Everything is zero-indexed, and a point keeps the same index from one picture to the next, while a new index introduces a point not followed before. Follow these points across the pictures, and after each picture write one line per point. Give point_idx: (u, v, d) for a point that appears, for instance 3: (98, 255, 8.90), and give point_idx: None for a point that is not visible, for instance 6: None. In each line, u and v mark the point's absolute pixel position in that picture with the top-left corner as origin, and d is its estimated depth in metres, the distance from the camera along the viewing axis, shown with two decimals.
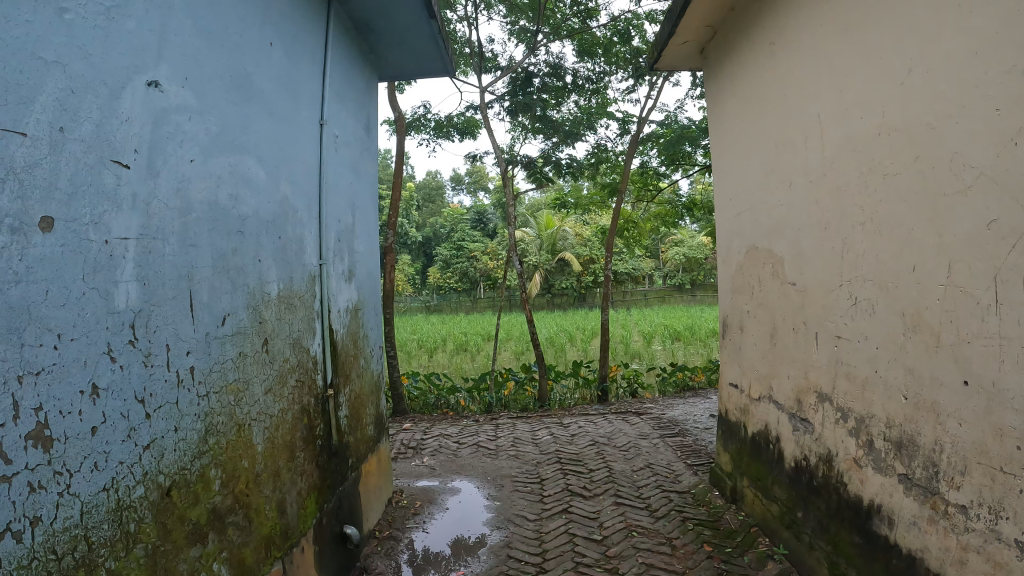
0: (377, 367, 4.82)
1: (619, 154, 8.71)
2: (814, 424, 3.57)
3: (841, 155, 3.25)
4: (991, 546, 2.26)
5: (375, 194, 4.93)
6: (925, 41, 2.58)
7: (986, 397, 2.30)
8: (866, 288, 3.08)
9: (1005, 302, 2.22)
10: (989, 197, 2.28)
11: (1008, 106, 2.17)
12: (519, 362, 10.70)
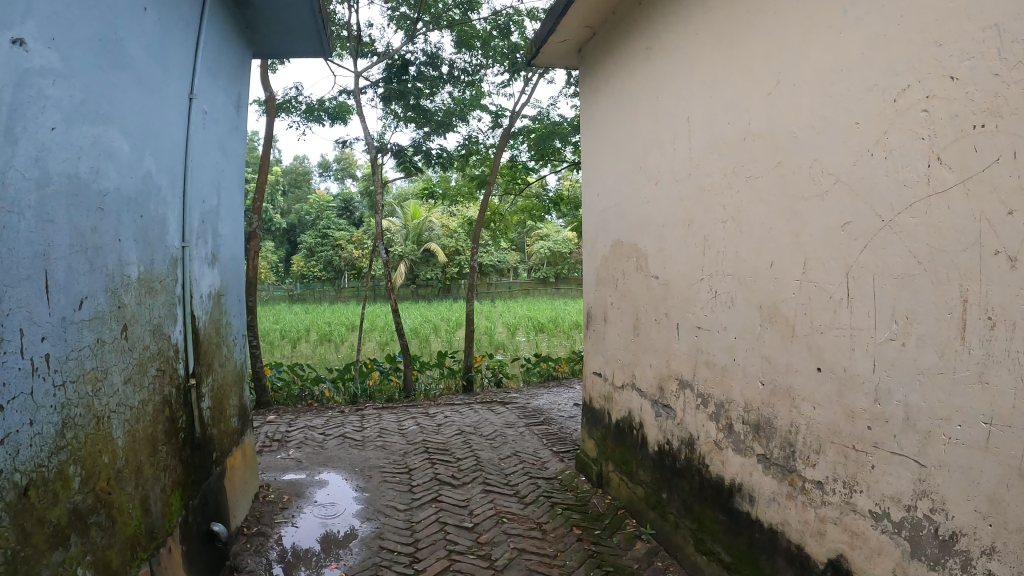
0: (239, 356, 4.60)
1: (489, 147, 8.73)
2: (677, 409, 3.79)
3: (708, 157, 3.46)
4: (848, 517, 2.50)
5: (243, 175, 4.71)
6: (792, 56, 2.81)
7: (838, 382, 2.55)
8: (725, 282, 3.32)
9: (857, 296, 2.45)
10: (843, 202, 2.51)
11: (866, 119, 2.39)
12: (385, 352, 10.56)
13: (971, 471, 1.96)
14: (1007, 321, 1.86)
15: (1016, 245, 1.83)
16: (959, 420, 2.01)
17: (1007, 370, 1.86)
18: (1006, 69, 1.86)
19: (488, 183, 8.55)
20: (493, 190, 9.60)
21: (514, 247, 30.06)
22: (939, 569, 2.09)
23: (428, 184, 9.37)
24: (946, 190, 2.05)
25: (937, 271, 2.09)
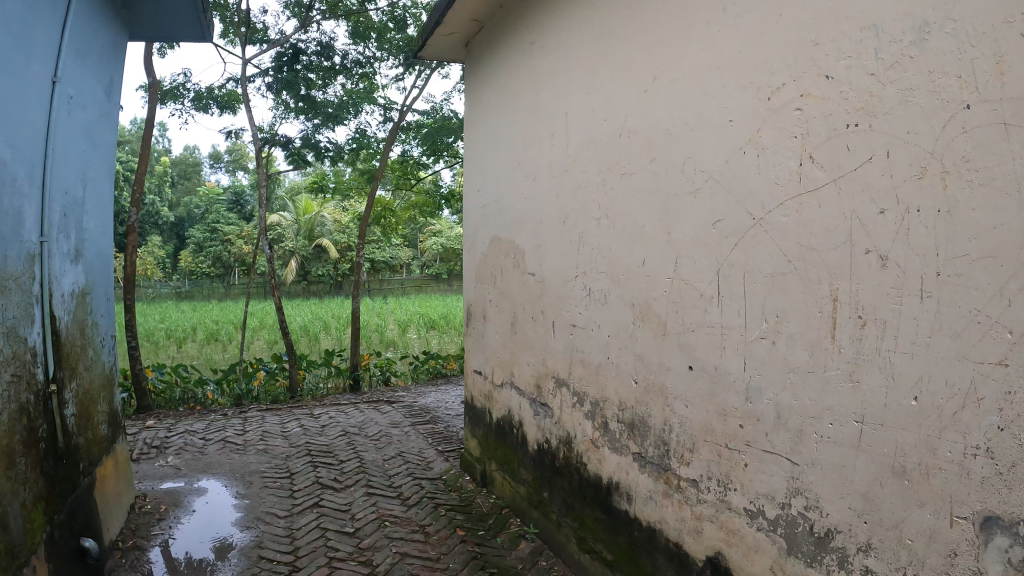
0: (108, 359, 4.32)
1: (380, 141, 8.55)
2: (554, 408, 3.85)
3: (585, 153, 3.52)
4: (723, 515, 2.59)
5: (112, 164, 4.42)
6: (667, 57, 2.88)
7: (709, 380, 2.66)
8: (599, 280, 3.40)
9: (729, 295, 2.55)
10: (715, 200, 2.61)
11: (740, 119, 2.48)
12: (273, 352, 10.22)
13: (845, 470, 2.08)
14: (877, 320, 1.98)
15: (887, 246, 1.94)
16: (831, 418, 2.13)
17: (877, 368, 1.98)
18: (882, 69, 1.94)
19: (379, 178, 8.45)
20: (383, 184, 9.46)
21: (410, 242, 29.74)
22: (815, 566, 2.19)
23: (321, 178, 9.16)
24: (818, 188, 2.15)
25: (808, 271, 2.20)
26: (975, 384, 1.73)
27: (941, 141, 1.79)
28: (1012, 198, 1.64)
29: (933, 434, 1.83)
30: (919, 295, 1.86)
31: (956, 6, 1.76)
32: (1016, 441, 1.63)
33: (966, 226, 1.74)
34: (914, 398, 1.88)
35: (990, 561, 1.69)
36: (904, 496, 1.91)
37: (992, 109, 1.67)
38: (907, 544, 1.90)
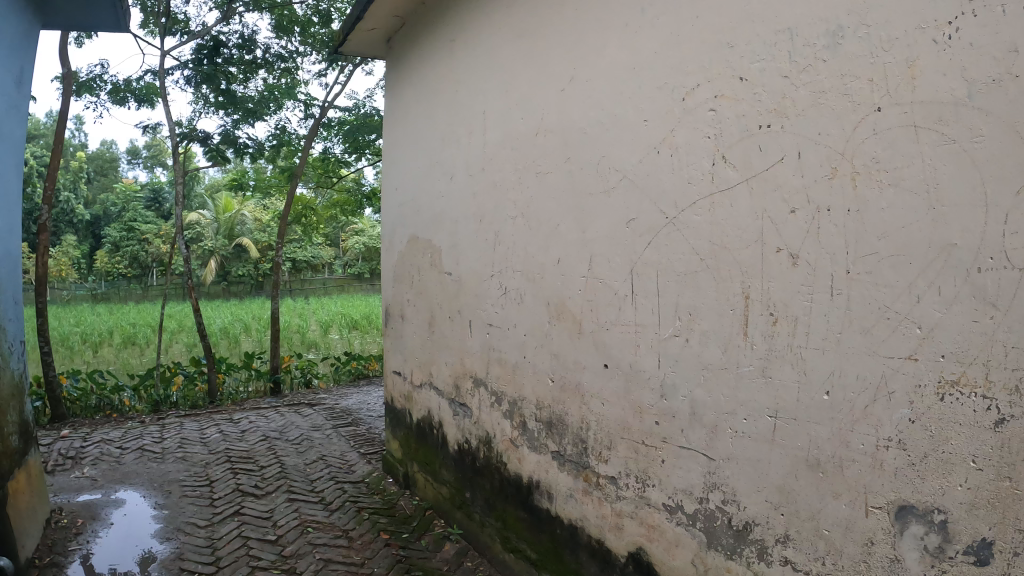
0: (16, 366, 4.07)
1: (302, 138, 8.35)
2: (473, 409, 3.84)
3: (501, 151, 3.50)
4: (643, 511, 2.62)
5: (18, 159, 4.16)
6: (583, 57, 2.88)
7: (624, 377, 2.69)
8: (514, 279, 3.40)
9: (642, 293, 2.58)
10: (629, 199, 2.64)
11: (656, 118, 2.50)
12: (191, 355, 9.90)
13: (761, 464, 2.13)
14: (788, 317, 2.04)
15: (798, 246, 2.00)
16: (745, 414, 2.18)
17: (789, 364, 2.04)
18: (797, 72, 1.99)
19: (297, 175, 8.27)
20: (305, 182, 9.25)
21: (330, 242, 29.32)
22: (735, 558, 2.23)
23: (239, 174, 8.81)
24: (730, 188, 2.20)
25: (720, 268, 2.25)
26: (886, 378, 1.79)
27: (852, 142, 1.85)
28: (920, 198, 1.70)
29: (846, 428, 1.89)
30: (830, 292, 1.92)
31: (869, 12, 1.80)
32: (927, 433, 1.70)
33: (875, 225, 1.80)
34: (826, 393, 1.94)
35: (906, 549, 1.76)
36: (819, 488, 1.97)
37: (902, 112, 1.73)
38: (824, 535, 1.96)
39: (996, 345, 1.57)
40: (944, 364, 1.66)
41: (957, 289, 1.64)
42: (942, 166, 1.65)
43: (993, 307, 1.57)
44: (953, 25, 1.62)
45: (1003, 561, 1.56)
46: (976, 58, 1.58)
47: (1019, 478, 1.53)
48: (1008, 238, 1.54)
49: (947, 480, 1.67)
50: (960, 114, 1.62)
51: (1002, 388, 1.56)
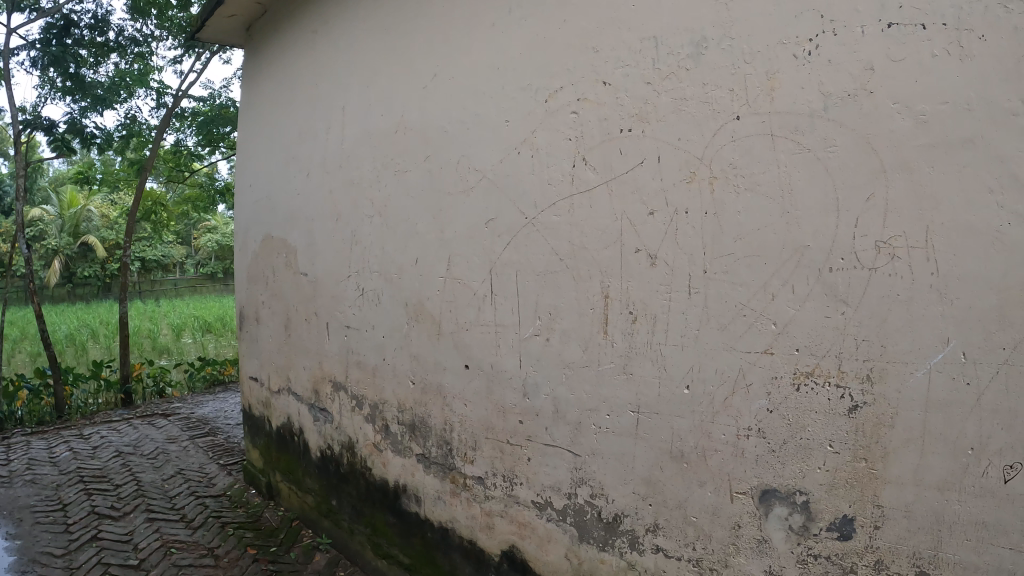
0: None
1: (151, 128, 7.90)
2: (333, 415, 3.61)
3: (358, 148, 3.27)
4: (513, 509, 2.54)
5: None
6: (446, 53, 2.75)
7: (486, 377, 2.61)
8: (371, 278, 3.22)
9: (502, 292, 2.52)
10: (488, 196, 2.56)
11: (518, 119, 2.43)
12: (31, 367, 9.10)
13: (625, 458, 2.14)
14: (647, 315, 2.05)
15: (656, 246, 2.02)
16: (609, 410, 2.18)
17: (649, 361, 2.06)
18: (659, 79, 2.00)
19: (147, 168, 7.80)
20: (155, 175, 8.70)
21: (181, 240, 27.79)
22: (608, 550, 2.21)
23: (84, 166, 8.07)
24: (589, 190, 2.19)
25: (579, 268, 2.24)
26: (743, 372, 1.86)
27: (710, 148, 1.89)
28: (775, 203, 1.78)
29: (707, 420, 1.94)
30: (687, 291, 1.96)
31: (733, 25, 1.84)
32: (785, 421, 1.79)
33: (731, 227, 1.86)
34: (687, 387, 1.98)
35: (772, 530, 1.83)
36: (684, 478, 2.00)
37: (760, 122, 1.80)
38: (692, 522, 1.99)
39: (848, 339, 1.68)
40: (799, 356, 1.76)
41: (810, 287, 1.73)
42: (796, 172, 1.74)
43: (844, 303, 1.68)
44: (813, 42, 1.70)
45: (865, 535, 1.68)
46: (834, 74, 1.67)
47: (873, 458, 1.66)
48: (857, 241, 1.66)
49: (807, 464, 1.76)
50: (815, 125, 1.71)
51: (854, 377, 1.68)
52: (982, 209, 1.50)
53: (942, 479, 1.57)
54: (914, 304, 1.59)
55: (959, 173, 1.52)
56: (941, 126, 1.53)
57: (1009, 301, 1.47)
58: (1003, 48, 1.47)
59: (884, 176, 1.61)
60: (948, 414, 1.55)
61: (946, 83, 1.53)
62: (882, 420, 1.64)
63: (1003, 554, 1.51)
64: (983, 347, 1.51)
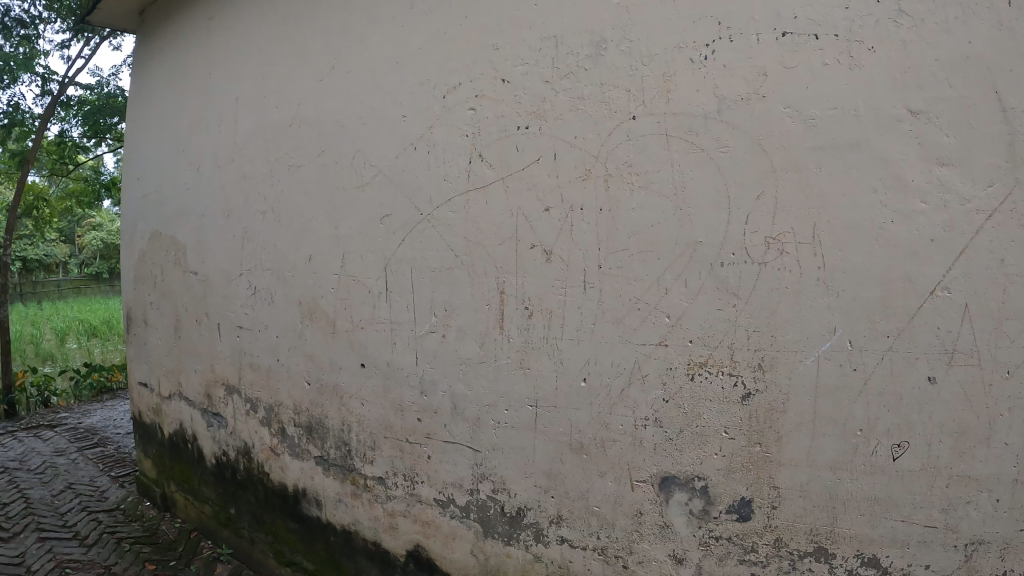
0: None
1: (34, 116, 7.42)
2: (228, 419, 3.26)
3: (252, 141, 2.99)
4: (416, 508, 2.43)
5: None
6: (343, 45, 2.57)
7: (383, 376, 2.47)
8: (263, 277, 2.95)
9: (397, 289, 2.41)
10: (383, 191, 2.42)
11: (416, 115, 2.32)
12: None
13: (525, 451, 2.11)
14: (543, 309, 2.04)
15: (551, 242, 2.01)
16: (507, 404, 2.14)
17: (546, 355, 2.05)
18: (559, 78, 1.98)
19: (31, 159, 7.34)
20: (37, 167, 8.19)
21: (65, 238, 26.20)
22: (513, 543, 2.17)
23: None
24: (484, 186, 2.14)
25: (474, 264, 2.19)
26: (639, 363, 1.89)
27: (605, 146, 1.90)
28: (669, 200, 1.81)
29: (604, 411, 1.96)
30: (582, 285, 1.97)
31: (632, 28, 1.85)
32: (681, 410, 1.84)
33: (625, 223, 1.88)
34: (583, 379, 1.99)
35: (673, 514, 1.88)
36: (584, 469, 2.01)
37: (655, 122, 1.82)
38: (595, 511, 2.01)
39: (739, 330, 1.76)
40: (693, 348, 1.81)
41: (702, 281, 1.78)
42: (690, 171, 1.78)
43: (735, 296, 1.75)
44: (709, 47, 1.74)
45: (763, 514, 1.77)
46: (728, 78, 1.73)
47: (768, 442, 1.75)
48: (747, 237, 1.73)
49: (704, 451, 1.82)
50: (708, 126, 1.76)
51: (747, 366, 1.75)
52: (866, 208, 1.61)
53: (833, 460, 1.69)
54: (802, 296, 1.68)
55: (846, 174, 1.62)
56: (828, 130, 1.63)
57: (891, 293, 1.61)
58: (889, 59, 1.58)
59: (773, 176, 1.69)
60: (836, 399, 1.67)
61: (834, 90, 1.62)
62: (774, 405, 1.74)
63: (894, 526, 1.66)
64: (867, 335, 1.63)
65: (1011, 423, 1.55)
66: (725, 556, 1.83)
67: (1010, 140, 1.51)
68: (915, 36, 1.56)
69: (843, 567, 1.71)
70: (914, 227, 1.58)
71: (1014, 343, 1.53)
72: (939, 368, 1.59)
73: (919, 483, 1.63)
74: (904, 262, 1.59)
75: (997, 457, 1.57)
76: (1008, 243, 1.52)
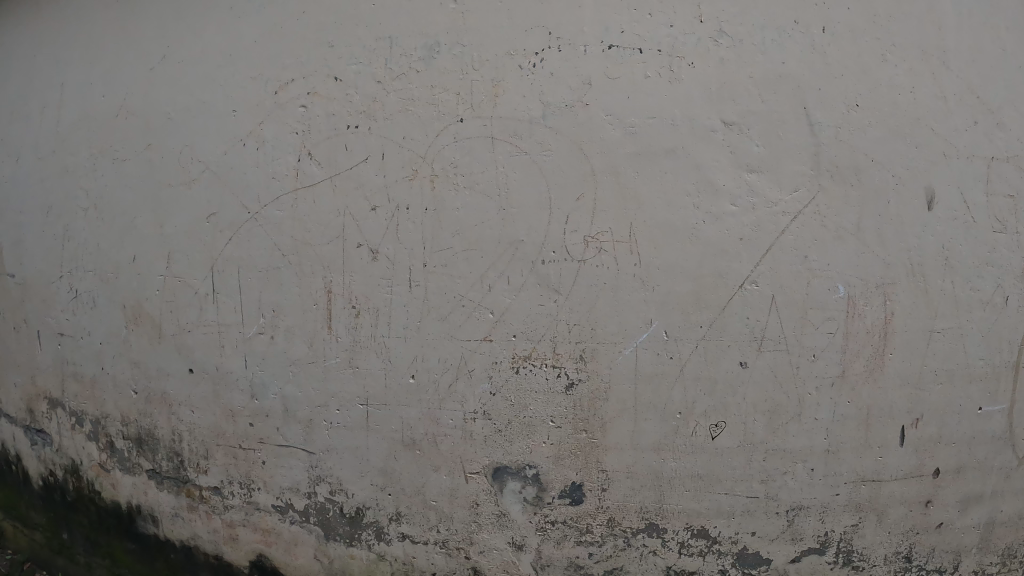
0: None
1: None
2: (52, 434, 2.43)
3: (32, 121, 2.26)
4: (256, 516, 2.14)
5: None
6: (148, 22, 2.03)
7: (212, 381, 2.08)
8: (58, 289, 2.28)
9: (221, 290, 2.02)
10: (213, 193, 1.99)
11: (249, 109, 1.93)
12: None
13: (358, 451, 2.02)
14: (370, 309, 1.93)
15: (377, 240, 1.90)
16: (338, 404, 1.99)
17: (374, 354, 1.95)
18: (390, 78, 1.85)
19: None
20: None
21: None
22: (357, 544, 2.09)
23: None
24: (312, 185, 1.92)
25: (300, 264, 1.95)
26: (465, 358, 1.92)
27: (433, 146, 1.85)
28: (493, 201, 1.85)
29: (434, 406, 1.95)
30: (408, 284, 1.91)
31: (465, 32, 1.81)
32: (508, 403, 1.92)
33: (450, 223, 1.87)
34: (412, 376, 1.95)
35: (509, 503, 1.98)
36: (417, 464, 2.00)
37: (483, 125, 1.83)
38: (432, 505, 2.02)
39: (560, 324, 1.87)
40: (516, 342, 1.89)
41: (524, 278, 1.86)
42: (514, 173, 1.83)
43: (555, 292, 1.86)
44: (539, 56, 1.80)
45: (595, 498, 1.95)
46: (554, 86, 1.80)
47: (593, 429, 1.92)
48: (568, 235, 1.84)
49: (533, 440, 1.93)
50: (534, 131, 1.82)
51: (569, 358, 1.88)
52: (680, 209, 1.81)
53: (656, 442, 1.91)
54: (620, 291, 1.84)
55: (661, 178, 1.80)
56: (647, 138, 1.79)
57: (703, 287, 1.83)
58: (709, 74, 1.76)
59: (593, 179, 1.81)
60: (656, 385, 1.88)
61: (655, 101, 1.78)
62: (597, 394, 1.90)
63: (721, 499, 1.94)
64: (681, 327, 1.85)
65: (819, 400, 1.87)
66: (564, 539, 1.99)
67: (815, 151, 1.78)
68: (733, 55, 1.76)
69: (676, 539, 1.97)
70: (724, 227, 1.81)
71: (817, 328, 1.84)
72: (750, 353, 1.86)
73: (739, 459, 1.91)
74: (716, 260, 1.82)
75: (807, 431, 1.89)
76: (811, 243, 1.81)
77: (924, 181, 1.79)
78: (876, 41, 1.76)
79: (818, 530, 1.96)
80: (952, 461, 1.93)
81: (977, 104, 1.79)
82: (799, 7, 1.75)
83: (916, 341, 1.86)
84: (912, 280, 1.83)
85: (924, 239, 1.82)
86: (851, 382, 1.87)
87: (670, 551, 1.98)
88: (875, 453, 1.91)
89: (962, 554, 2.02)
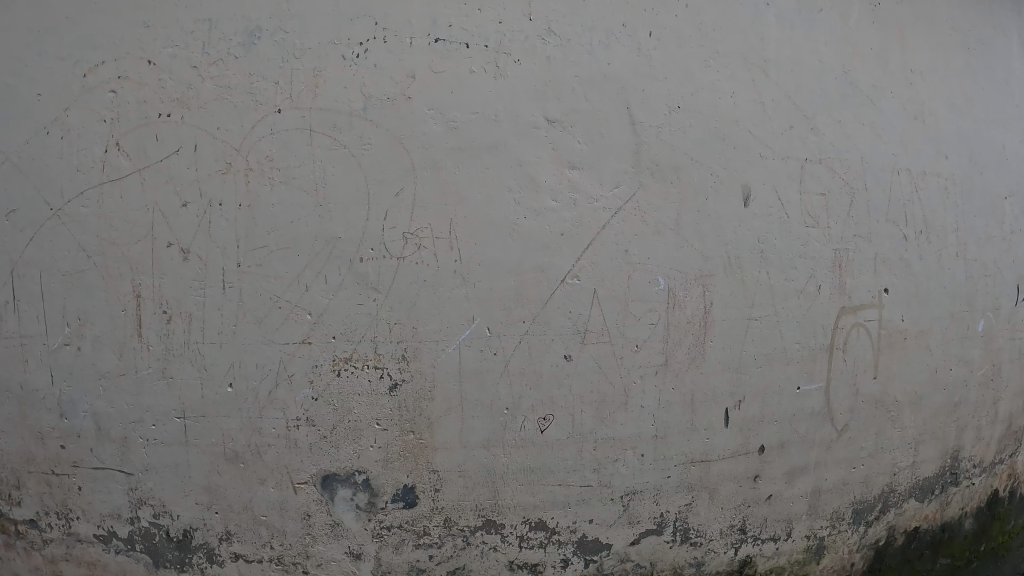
0: None
1: None
2: None
3: None
4: (76, 548, 1.97)
5: None
6: None
7: (16, 400, 1.89)
8: None
9: (21, 297, 1.84)
10: (10, 187, 1.81)
11: (53, 94, 1.77)
12: None
13: (180, 468, 1.91)
14: (183, 314, 1.83)
15: (189, 239, 1.81)
16: (155, 419, 1.88)
17: (190, 363, 1.85)
18: (207, 64, 1.76)
19: None
20: None
21: None
22: (187, 569, 1.97)
23: None
24: (119, 180, 1.79)
25: (108, 266, 1.82)
26: (284, 363, 1.86)
27: (247, 140, 1.78)
28: (309, 197, 1.80)
29: (255, 416, 1.88)
30: (222, 285, 1.82)
31: (288, 19, 1.75)
32: (331, 407, 1.88)
33: (264, 221, 1.80)
34: (229, 385, 1.86)
35: (342, 512, 1.94)
36: (242, 479, 1.91)
37: (301, 117, 1.78)
38: (263, 521, 1.94)
39: (381, 324, 1.85)
40: (336, 344, 1.85)
41: (342, 276, 1.83)
42: (332, 170, 1.79)
43: (375, 290, 1.84)
44: (363, 47, 1.77)
45: (429, 499, 1.95)
46: (377, 79, 1.78)
47: (420, 429, 1.91)
48: (386, 232, 1.82)
49: (359, 444, 1.90)
50: (353, 124, 1.79)
51: (391, 359, 1.87)
52: (502, 207, 1.83)
53: (486, 438, 1.93)
54: (440, 289, 1.85)
55: (482, 174, 1.82)
56: (469, 133, 1.80)
57: (525, 283, 1.87)
58: (534, 71, 1.81)
59: (413, 173, 1.80)
60: (482, 382, 1.90)
61: (480, 97, 1.80)
62: (422, 394, 1.89)
63: (554, 491, 1.99)
64: (505, 323, 1.88)
65: (643, 388, 1.96)
66: (401, 544, 1.97)
67: (636, 149, 1.86)
68: (560, 54, 1.81)
69: (514, 534, 2.00)
70: (545, 223, 1.85)
71: (639, 320, 1.92)
72: (574, 347, 1.91)
73: (569, 450, 1.97)
74: (538, 256, 1.86)
75: (633, 419, 1.97)
76: (631, 237, 1.89)
77: (736, 177, 1.92)
78: (699, 47, 1.87)
79: (653, 512, 2.05)
80: (774, 438, 2.09)
81: (793, 109, 1.95)
82: (626, 10, 1.82)
83: (734, 328, 1.99)
84: (729, 271, 1.96)
85: (739, 232, 1.95)
86: (673, 370, 1.97)
87: (510, 546, 2.00)
88: (701, 435, 2.03)
89: (792, 522, 2.18)
